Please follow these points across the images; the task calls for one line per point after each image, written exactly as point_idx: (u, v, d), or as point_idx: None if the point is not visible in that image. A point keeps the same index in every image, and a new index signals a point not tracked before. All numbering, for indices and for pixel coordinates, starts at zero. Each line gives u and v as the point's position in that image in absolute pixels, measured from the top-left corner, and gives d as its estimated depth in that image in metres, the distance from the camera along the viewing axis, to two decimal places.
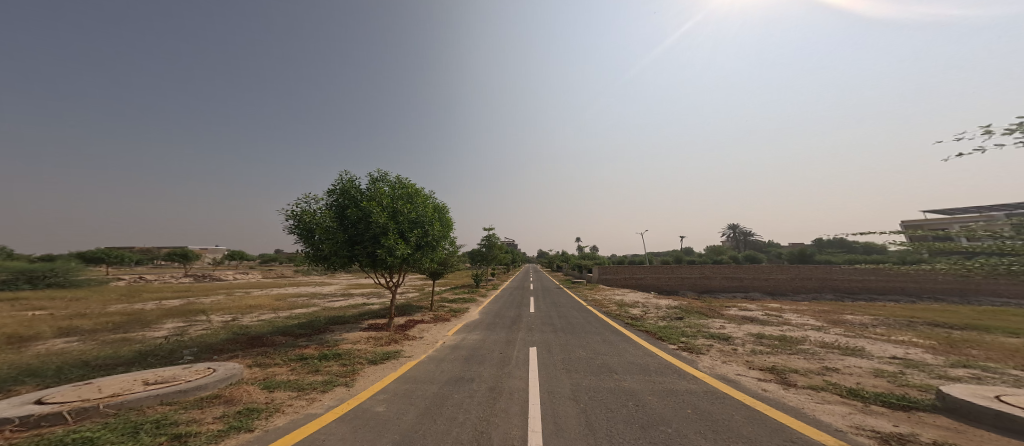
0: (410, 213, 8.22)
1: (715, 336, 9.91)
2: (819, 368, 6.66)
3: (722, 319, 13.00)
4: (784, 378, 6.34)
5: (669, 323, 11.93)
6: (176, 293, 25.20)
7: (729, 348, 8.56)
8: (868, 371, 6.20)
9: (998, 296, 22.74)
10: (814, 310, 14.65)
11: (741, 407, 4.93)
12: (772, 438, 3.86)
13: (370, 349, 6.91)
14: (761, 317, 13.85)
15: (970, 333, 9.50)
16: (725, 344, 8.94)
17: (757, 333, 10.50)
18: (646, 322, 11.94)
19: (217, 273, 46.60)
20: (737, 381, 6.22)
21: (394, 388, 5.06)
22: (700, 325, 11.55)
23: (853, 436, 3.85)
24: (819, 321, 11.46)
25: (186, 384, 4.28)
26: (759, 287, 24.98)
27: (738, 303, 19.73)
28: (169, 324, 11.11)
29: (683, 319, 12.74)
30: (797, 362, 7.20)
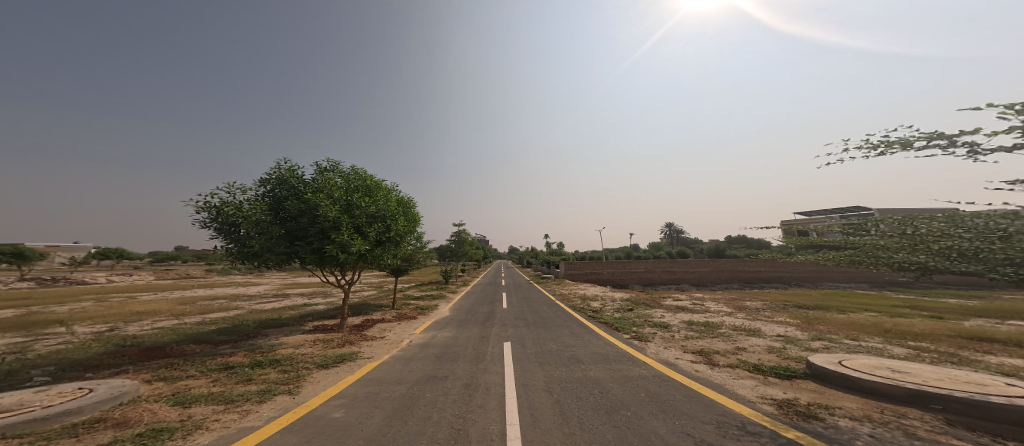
0: (368, 206, 7.62)
1: (657, 324, 10.93)
2: (733, 349, 7.73)
3: (662, 309, 14.41)
4: (710, 359, 7.27)
5: (622, 314, 12.87)
6: (16, 302, 19.66)
7: (669, 335, 9.54)
8: (764, 348, 7.41)
9: (844, 281, 28.64)
10: (726, 298, 16.98)
11: (680, 388, 5.53)
12: (707, 413, 4.44)
13: (319, 351, 6.31)
14: (689, 306, 15.65)
15: (829, 312, 11.88)
16: (667, 332, 9.92)
17: (690, 320, 11.77)
18: (605, 314, 12.75)
19: (87, 276, 37.81)
20: (676, 364, 6.99)
21: (354, 392, 4.78)
22: (647, 316, 12.64)
23: (760, 405, 4.63)
24: (729, 307, 13.34)
25: (46, 410, 3.44)
26: (687, 278, 28.08)
27: (671, 294, 21.99)
28: (4, 341, 8.81)
29: (633, 310, 13.83)
30: (718, 344, 8.30)
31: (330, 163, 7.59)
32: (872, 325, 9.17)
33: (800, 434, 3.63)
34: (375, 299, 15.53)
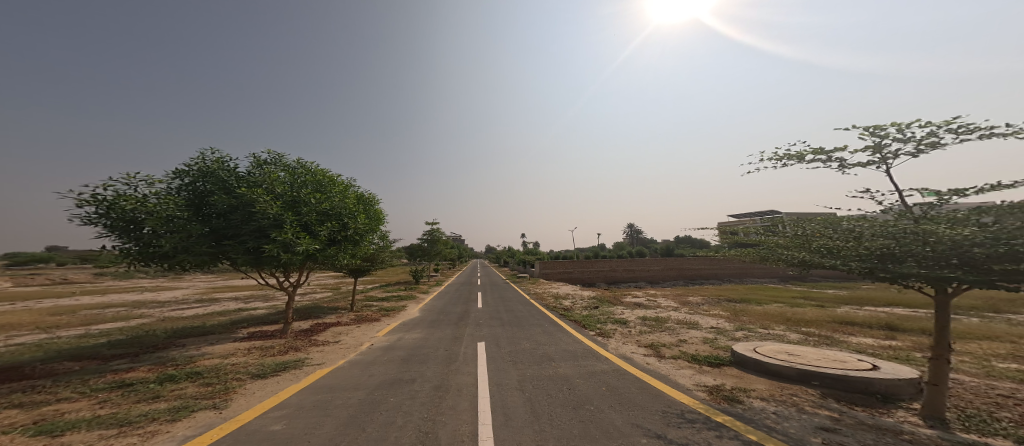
0: (317, 202, 7.12)
1: (616, 321, 11.44)
2: (676, 341, 8.34)
3: (622, 306, 15.15)
4: (658, 351, 7.77)
5: (590, 312, 13.27)
6: None
7: (626, 330, 10.08)
8: (700, 339, 8.09)
9: (772, 277, 32.21)
10: (675, 294, 18.30)
11: (633, 380, 5.84)
12: (654, 403, 4.77)
13: (256, 359, 5.81)
14: (645, 302, 16.62)
15: (757, 305, 13.31)
16: (625, 327, 10.43)
17: (647, 316, 12.43)
18: (576, 312, 13.03)
19: None
20: (630, 358, 7.38)
21: (301, 401, 4.46)
22: (609, 313, 13.19)
23: (694, 391, 5.06)
24: (676, 302, 14.41)
25: None
26: (643, 276, 29.80)
27: (629, 291, 23.19)
28: None
29: (598, 308, 14.33)
30: (664, 337, 8.92)
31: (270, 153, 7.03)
32: (780, 315, 10.45)
33: (728, 418, 4.01)
34: (327, 301, 14.57)
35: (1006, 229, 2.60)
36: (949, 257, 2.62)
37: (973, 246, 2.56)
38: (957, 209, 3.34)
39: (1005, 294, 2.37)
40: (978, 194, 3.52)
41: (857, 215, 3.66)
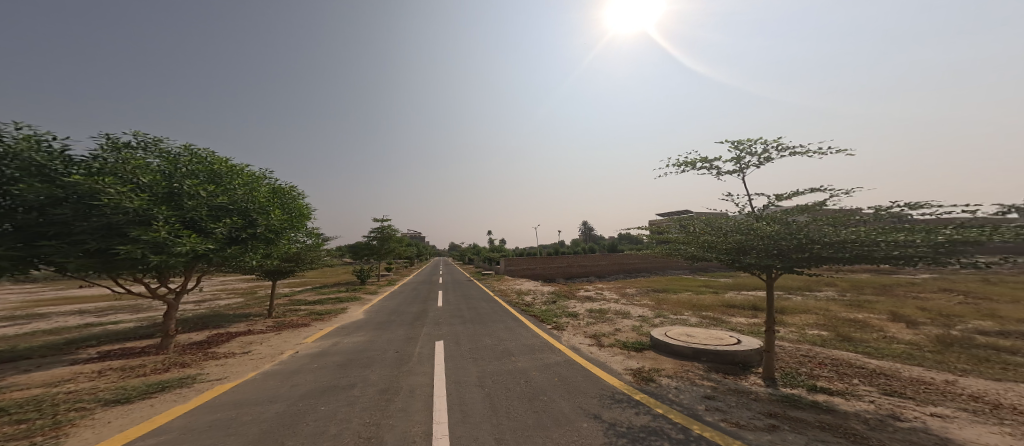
0: (208, 195, 6.20)
1: (569, 314, 11.75)
2: (613, 330, 8.84)
3: (576, 299, 15.69)
4: (600, 340, 8.09)
5: (550, 306, 13.39)
6: None
7: (575, 322, 10.44)
8: (630, 326, 8.71)
9: (701, 269, 36.13)
10: (618, 286, 19.59)
11: (577, 368, 6.01)
12: (592, 387, 4.93)
13: (115, 383, 4.97)
14: (595, 295, 17.43)
15: (685, 293, 14.80)
16: (576, 320, 10.76)
17: (597, 308, 12.98)
18: (536, 307, 13.07)
19: None
20: (577, 348, 7.55)
21: (199, 423, 3.78)
22: (564, 306, 13.52)
23: (621, 376, 5.34)
24: (616, 294, 15.40)
25: None
26: (592, 271, 31.34)
27: (581, 285, 24.16)
28: None
29: (556, 302, 14.60)
30: (602, 327, 9.42)
31: (138, 134, 5.93)
32: (692, 301, 11.81)
33: (645, 396, 4.40)
34: (244, 308, 12.81)
35: (795, 228, 3.82)
36: (770, 250, 3.78)
37: (786, 240, 3.69)
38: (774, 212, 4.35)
39: (797, 273, 3.57)
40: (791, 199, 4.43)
41: (723, 215, 4.77)
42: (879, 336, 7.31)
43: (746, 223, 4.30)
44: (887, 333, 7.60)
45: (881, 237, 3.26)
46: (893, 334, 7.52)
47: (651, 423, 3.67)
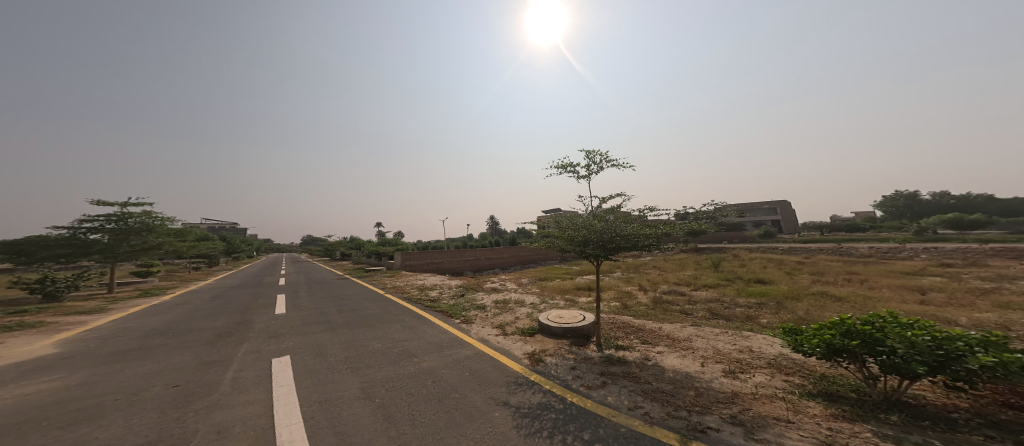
0: None
1: (476, 306, 12.03)
2: (512, 318, 9.50)
3: (483, 292, 16.17)
4: (506, 329, 8.61)
5: (456, 301, 13.38)
6: None
7: (483, 314, 10.77)
8: (527, 312, 9.62)
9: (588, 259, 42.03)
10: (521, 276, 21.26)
11: (484, 359, 6.25)
12: (499, 376, 5.24)
13: None
14: (500, 286, 18.35)
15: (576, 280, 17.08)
16: (482, 311, 11.11)
17: (500, 298, 13.69)
18: (442, 302, 12.90)
19: None
20: (487, 340, 7.79)
21: None
22: (472, 299, 13.75)
23: (521, 360, 5.85)
24: (520, 283, 16.68)
25: None
26: (498, 263, 32.84)
27: (489, 277, 25.01)
28: None
29: (462, 295, 14.69)
30: (506, 316, 10.05)
31: None
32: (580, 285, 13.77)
33: (535, 376, 5.02)
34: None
35: (610, 224, 5.69)
36: (600, 245, 5.54)
37: (605, 234, 5.51)
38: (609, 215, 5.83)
39: (613, 261, 5.57)
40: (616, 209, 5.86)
41: (574, 215, 6.28)
42: (689, 297, 10.11)
43: (588, 220, 5.93)
44: (686, 295, 10.88)
45: (647, 233, 5.48)
46: (706, 296, 10.51)
47: (543, 400, 4.22)
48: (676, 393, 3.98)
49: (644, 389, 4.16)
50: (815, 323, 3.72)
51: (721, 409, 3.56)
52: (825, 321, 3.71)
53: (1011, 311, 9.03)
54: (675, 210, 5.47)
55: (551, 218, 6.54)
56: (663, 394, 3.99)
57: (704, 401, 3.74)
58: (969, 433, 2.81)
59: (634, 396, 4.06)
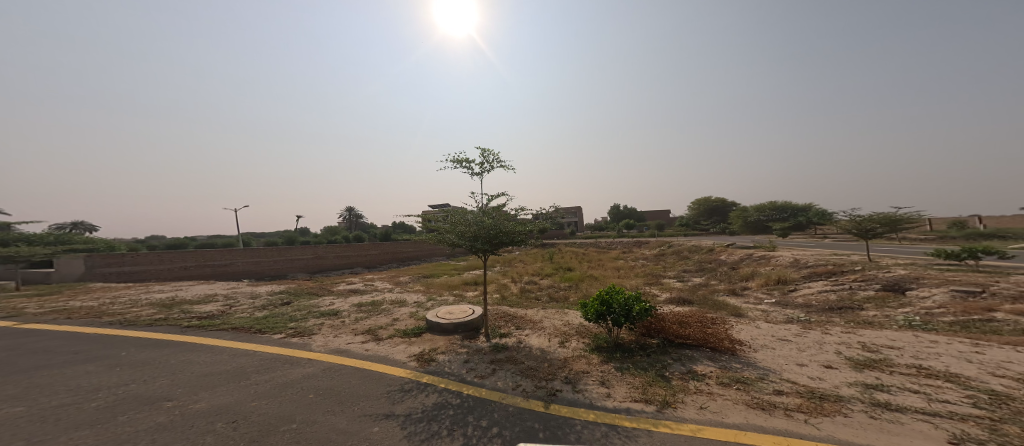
0: None
1: (326, 312, 10.06)
2: (391, 320, 8.84)
3: (330, 296, 13.44)
4: (376, 335, 7.69)
5: (270, 312, 9.98)
6: None
7: (338, 322, 9.07)
8: (408, 314, 9.31)
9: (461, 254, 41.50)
10: (387, 275, 19.80)
11: (355, 372, 5.47)
12: (375, 388, 4.76)
13: None
14: (362, 287, 16.17)
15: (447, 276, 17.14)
16: (335, 319, 9.40)
17: (358, 302, 12.04)
18: (231, 317, 8.98)
19: None
20: (347, 349, 6.77)
21: None
22: (308, 306, 11.05)
23: (407, 363, 5.60)
24: (391, 283, 15.70)
25: None
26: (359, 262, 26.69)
27: (348, 277, 21.47)
28: None
29: (289, 304, 11.36)
30: (379, 319, 9.12)
31: None
32: (458, 281, 14.13)
33: (429, 377, 4.97)
34: None
35: (494, 220, 6.14)
36: (485, 239, 5.96)
37: (491, 230, 5.98)
38: (496, 211, 6.32)
39: (497, 255, 6.14)
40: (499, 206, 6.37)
41: (465, 209, 6.50)
42: (550, 284, 12.07)
43: (477, 215, 6.23)
44: (545, 281, 13.02)
45: (523, 229, 6.20)
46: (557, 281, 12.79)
47: (438, 399, 4.30)
48: (539, 367, 4.81)
49: (520, 369, 4.83)
50: (598, 293, 5.24)
51: (561, 374, 4.62)
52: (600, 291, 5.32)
53: (627, 278, 13.58)
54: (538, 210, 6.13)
55: (441, 213, 6.59)
56: (530, 369, 4.78)
57: (550, 371, 4.69)
58: (641, 355, 4.90)
59: (515, 377, 4.67)
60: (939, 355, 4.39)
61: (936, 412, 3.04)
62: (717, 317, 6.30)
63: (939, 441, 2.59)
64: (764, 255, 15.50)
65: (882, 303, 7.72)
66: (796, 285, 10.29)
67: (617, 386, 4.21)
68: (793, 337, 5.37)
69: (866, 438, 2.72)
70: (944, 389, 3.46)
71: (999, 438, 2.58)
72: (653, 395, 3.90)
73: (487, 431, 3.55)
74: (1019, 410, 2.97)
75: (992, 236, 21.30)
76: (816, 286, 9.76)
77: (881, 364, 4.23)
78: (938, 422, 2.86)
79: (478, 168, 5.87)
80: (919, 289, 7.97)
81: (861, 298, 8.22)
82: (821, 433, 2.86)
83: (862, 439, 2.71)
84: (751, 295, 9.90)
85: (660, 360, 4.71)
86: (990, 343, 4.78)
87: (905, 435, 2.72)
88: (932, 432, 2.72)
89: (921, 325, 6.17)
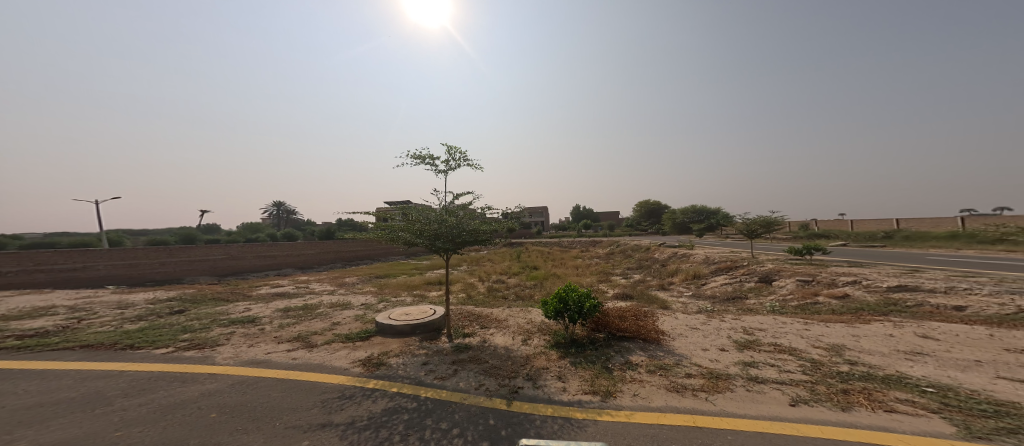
0: None
1: (240, 321, 8.57)
2: (329, 325, 7.97)
3: (246, 301, 11.51)
4: (308, 341, 6.75)
5: (148, 323, 8.29)
6: None
7: (254, 331, 7.68)
8: (352, 317, 8.59)
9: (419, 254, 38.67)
10: (327, 277, 17.91)
11: (278, 383, 4.72)
12: (307, 399, 4.22)
13: None
14: (291, 290, 14.33)
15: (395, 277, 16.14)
16: (250, 327, 7.99)
17: (284, 306, 10.53)
18: (81, 333, 7.28)
19: None
20: (268, 360, 5.70)
21: None
22: (213, 314, 9.31)
23: (351, 369, 5.15)
24: (331, 286, 14.37)
25: None
26: (291, 262, 23.37)
27: (274, 279, 18.87)
28: None
29: (183, 312, 9.63)
30: (315, 324, 8.17)
31: None
32: (410, 281, 13.50)
33: (378, 381, 4.68)
34: None
35: (458, 219, 6.04)
36: (447, 238, 5.81)
37: (454, 229, 5.86)
38: (461, 210, 6.24)
39: (458, 254, 6.01)
40: (464, 206, 6.29)
41: (426, 207, 6.29)
42: (506, 283, 12.16)
43: (440, 214, 6.08)
44: (512, 280, 13.08)
45: (488, 228, 6.18)
46: (512, 280, 12.96)
47: (390, 404, 4.05)
48: (502, 365, 4.83)
49: (484, 368, 4.81)
50: (559, 290, 5.41)
51: (526, 371, 4.64)
52: (561, 288, 5.51)
53: (580, 276, 13.97)
54: (505, 210, 6.18)
55: (399, 211, 6.30)
56: (495, 368, 4.77)
57: (515, 368, 4.73)
58: (590, 349, 5.02)
59: (478, 376, 4.62)
60: (786, 333, 5.10)
61: (784, 380, 3.69)
62: (649, 310, 6.68)
63: (784, 405, 3.18)
64: (686, 253, 17.66)
65: (756, 292, 9.43)
66: (706, 279, 11.89)
67: (570, 380, 4.28)
68: (701, 325, 5.75)
69: (746, 408, 3.21)
70: (786, 361, 4.16)
71: (818, 396, 3.26)
72: (599, 386, 4.04)
73: (449, 433, 3.39)
74: (828, 373, 3.75)
75: (820, 236, 27.57)
76: (719, 279, 11.45)
77: (753, 345, 4.78)
78: (785, 388, 3.50)
79: (444, 164, 5.79)
80: (778, 279, 9.90)
81: (746, 288, 9.93)
82: (718, 408, 3.28)
83: (743, 409, 3.19)
84: (677, 289, 11.21)
85: (604, 353, 4.87)
86: (819, 322, 5.61)
87: (765, 402, 3.28)
88: (781, 396, 3.34)
89: (777, 309, 7.39)
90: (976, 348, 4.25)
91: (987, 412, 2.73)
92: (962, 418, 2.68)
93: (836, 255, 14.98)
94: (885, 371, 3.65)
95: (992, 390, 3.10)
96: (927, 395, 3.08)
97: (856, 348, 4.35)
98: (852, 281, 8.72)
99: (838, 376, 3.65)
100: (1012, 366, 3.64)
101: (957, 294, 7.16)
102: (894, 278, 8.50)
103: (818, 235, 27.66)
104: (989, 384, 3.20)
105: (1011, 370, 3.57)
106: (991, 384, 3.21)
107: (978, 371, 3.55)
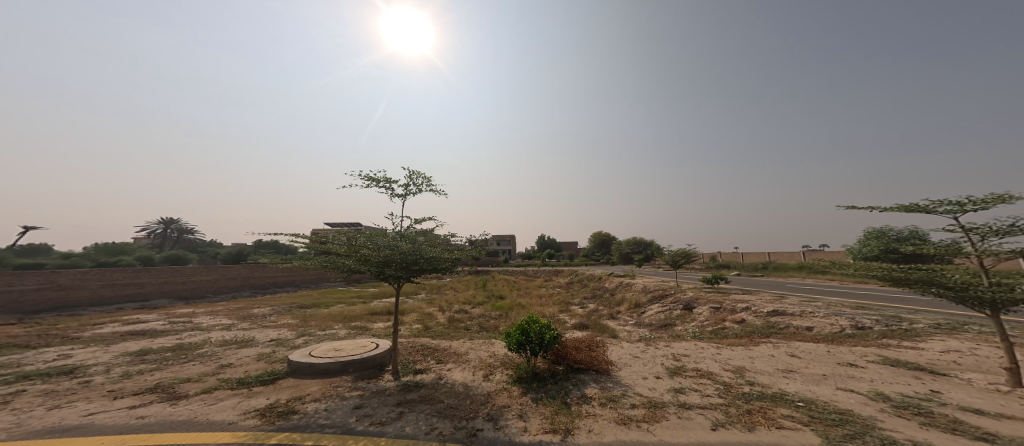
0: None
1: (44, 374, 6.37)
2: (211, 370, 6.44)
3: (72, 345, 8.75)
4: (169, 393, 5.30)
5: None
6: None
7: (66, 386, 5.75)
8: (253, 357, 7.15)
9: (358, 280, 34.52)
10: (227, 309, 14.70)
11: None
12: None
13: None
14: (164, 325, 11.46)
15: (320, 308, 14.14)
16: (59, 382, 5.96)
17: (136, 349, 8.20)
18: None
19: None
20: (87, 424, 4.28)
21: None
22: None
23: (241, 423, 4.16)
24: (229, 320, 11.90)
25: None
26: (168, 292, 18.84)
27: (139, 313, 14.91)
28: None
29: None
30: (188, 369, 6.53)
31: None
32: (341, 313, 11.96)
33: (286, 435, 3.87)
34: None
35: (413, 246, 5.65)
36: (397, 264, 5.32)
37: (408, 256, 5.41)
38: (416, 237, 5.91)
39: (409, 282, 5.50)
40: (422, 233, 6.03)
41: (377, 232, 5.84)
42: (456, 313, 11.49)
43: (393, 240, 5.65)
44: (476, 310, 12.52)
45: (446, 255, 5.88)
46: (462, 310, 12.33)
47: None
48: (460, 405, 4.42)
49: (438, 410, 4.35)
50: (522, 320, 5.36)
51: (485, 410, 4.27)
52: (524, 319, 5.45)
53: (529, 306, 14.07)
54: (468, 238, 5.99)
55: (343, 234, 5.73)
56: (451, 409, 4.33)
57: (474, 408, 4.34)
58: (551, 384, 4.89)
59: (430, 419, 4.13)
60: (705, 358, 5.63)
61: (705, 404, 3.92)
62: (601, 341, 6.89)
63: (708, 429, 3.38)
64: (625, 283, 19.13)
65: (682, 320, 10.53)
66: (645, 308, 12.92)
67: (532, 418, 3.95)
68: (641, 354, 6.08)
69: (678, 435, 3.32)
70: (705, 385, 4.48)
71: (731, 419, 3.53)
72: (557, 422, 3.79)
73: None
74: (735, 394, 4.10)
75: (724, 266, 32.49)
76: (654, 308, 12.56)
77: (681, 371, 5.11)
78: (706, 412, 3.72)
79: (403, 186, 5.56)
80: (697, 307, 11.27)
81: (674, 316, 11.07)
82: (657, 438, 3.31)
83: (676, 437, 3.29)
84: (621, 318, 11.97)
85: (563, 387, 4.73)
86: (726, 346, 6.43)
87: (692, 429, 3.42)
88: (703, 421, 3.54)
89: (697, 334, 8.31)
90: (822, 363, 5.29)
91: (835, 421, 3.24)
92: (822, 429, 3.12)
93: (737, 284, 17.73)
94: (772, 389, 4.18)
95: (834, 400, 3.80)
96: (800, 410, 3.55)
97: (752, 369, 4.98)
98: (746, 307, 10.33)
99: (743, 396, 4.01)
100: (844, 378, 4.59)
101: (808, 316, 9.09)
102: (773, 304, 10.38)
103: (722, 265, 32.63)
104: (832, 396, 3.92)
105: (844, 381, 4.48)
106: (834, 395, 3.96)
107: (826, 383, 4.38)
